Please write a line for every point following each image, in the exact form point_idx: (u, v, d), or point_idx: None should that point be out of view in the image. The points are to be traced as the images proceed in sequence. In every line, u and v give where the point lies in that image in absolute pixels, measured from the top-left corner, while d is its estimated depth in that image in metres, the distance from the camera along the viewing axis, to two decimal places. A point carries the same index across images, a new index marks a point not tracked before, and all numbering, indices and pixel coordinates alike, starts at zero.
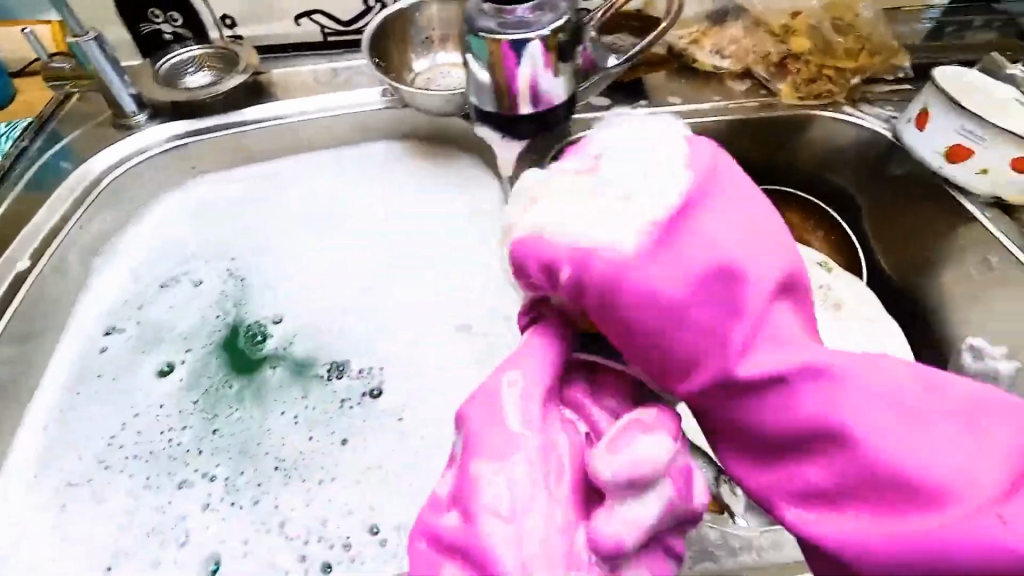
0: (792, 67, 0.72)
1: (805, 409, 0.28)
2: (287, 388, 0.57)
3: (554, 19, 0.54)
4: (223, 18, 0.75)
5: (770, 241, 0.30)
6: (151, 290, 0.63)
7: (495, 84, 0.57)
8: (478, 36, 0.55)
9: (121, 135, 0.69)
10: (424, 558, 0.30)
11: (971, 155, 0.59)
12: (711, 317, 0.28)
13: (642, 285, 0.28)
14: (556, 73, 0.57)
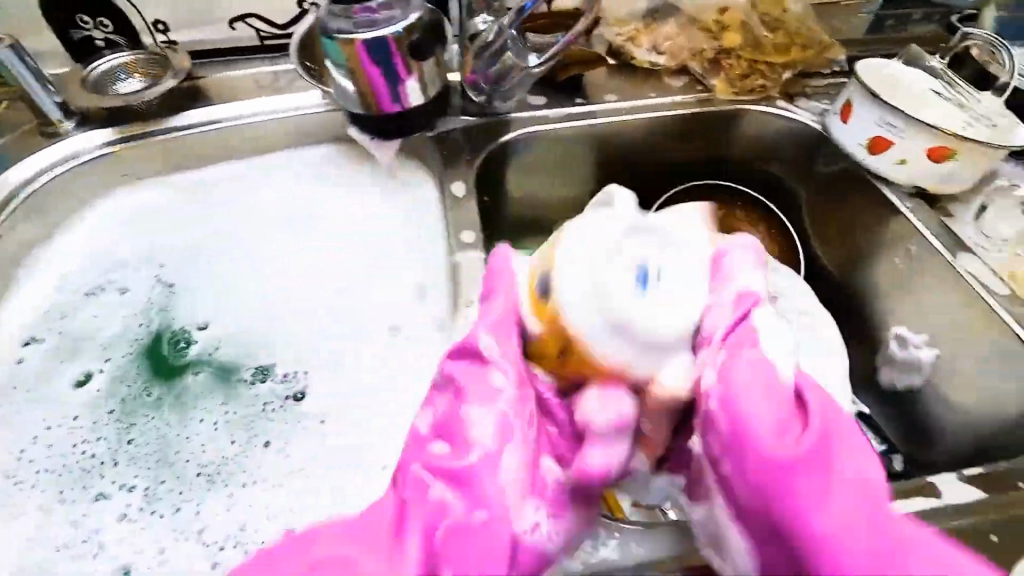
0: (724, 63, 0.72)
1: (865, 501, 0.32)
2: (212, 394, 0.58)
3: (403, 19, 0.58)
4: (155, 24, 0.74)
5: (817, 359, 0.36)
6: (76, 299, 0.63)
7: (360, 85, 0.61)
8: (332, 38, 0.58)
9: (46, 142, 0.67)
10: (414, 479, 0.38)
11: (891, 147, 0.60)
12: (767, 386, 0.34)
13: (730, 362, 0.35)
14: (412, 72, 0.62)
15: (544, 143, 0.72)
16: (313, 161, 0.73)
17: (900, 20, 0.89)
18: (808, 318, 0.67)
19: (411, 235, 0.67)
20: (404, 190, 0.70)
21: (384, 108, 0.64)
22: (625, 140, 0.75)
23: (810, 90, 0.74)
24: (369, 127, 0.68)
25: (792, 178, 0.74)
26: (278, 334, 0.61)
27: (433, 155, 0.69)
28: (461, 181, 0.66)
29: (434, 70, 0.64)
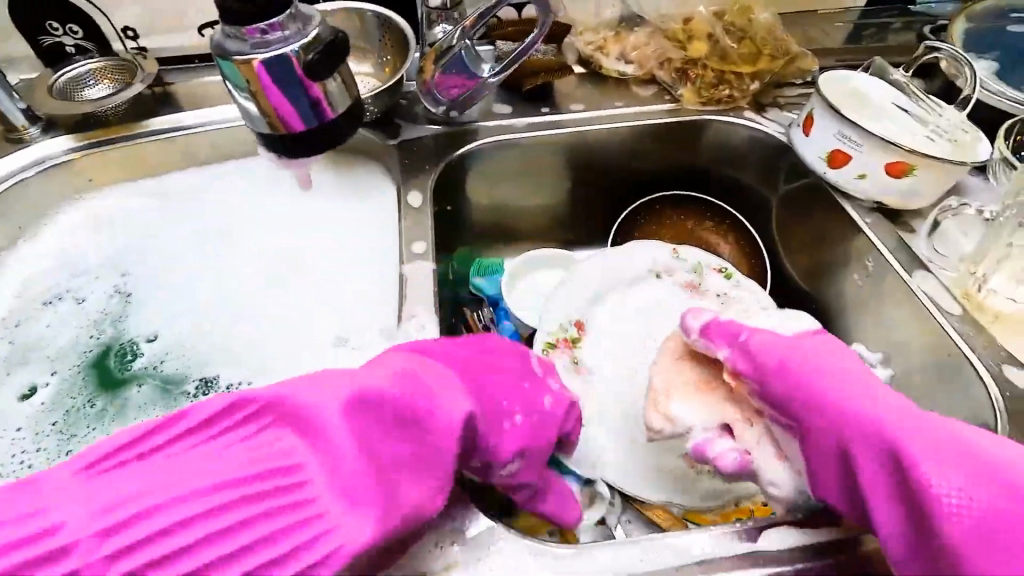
0: (692, 73, 0.72)
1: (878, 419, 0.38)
2: (143, 407, 0.60)
3: (303, 34, 0.45)
4: (125, 30, 0.76)
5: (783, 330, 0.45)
6: (32, 308, 0.64)
7: (266, 104, 0.48)
8: (227, 59, 0.46)
9: (13, 148, 0.67)
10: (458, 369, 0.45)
11: (848, 161, 0.58)
12: (770, 360, 0.43)
13: (763, 355, 0.44)
14: (329, 92, 0.49)
15: (508, 151, 0.72)
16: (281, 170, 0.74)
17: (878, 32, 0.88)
18: None
19: (376, 247, 0.68)
20: (368, 202, 0.71)
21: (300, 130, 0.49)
22: (592, 148, 0.74)
23: (782, 101, 0.73)
24: (269, 141, 0.51)
25: (760, 188, 0.74)
26: (239, 350, 0.63)
27: (396, 164, 0.69)
28: (421, 189, 0.66)
29: (346, 80, 0.51)
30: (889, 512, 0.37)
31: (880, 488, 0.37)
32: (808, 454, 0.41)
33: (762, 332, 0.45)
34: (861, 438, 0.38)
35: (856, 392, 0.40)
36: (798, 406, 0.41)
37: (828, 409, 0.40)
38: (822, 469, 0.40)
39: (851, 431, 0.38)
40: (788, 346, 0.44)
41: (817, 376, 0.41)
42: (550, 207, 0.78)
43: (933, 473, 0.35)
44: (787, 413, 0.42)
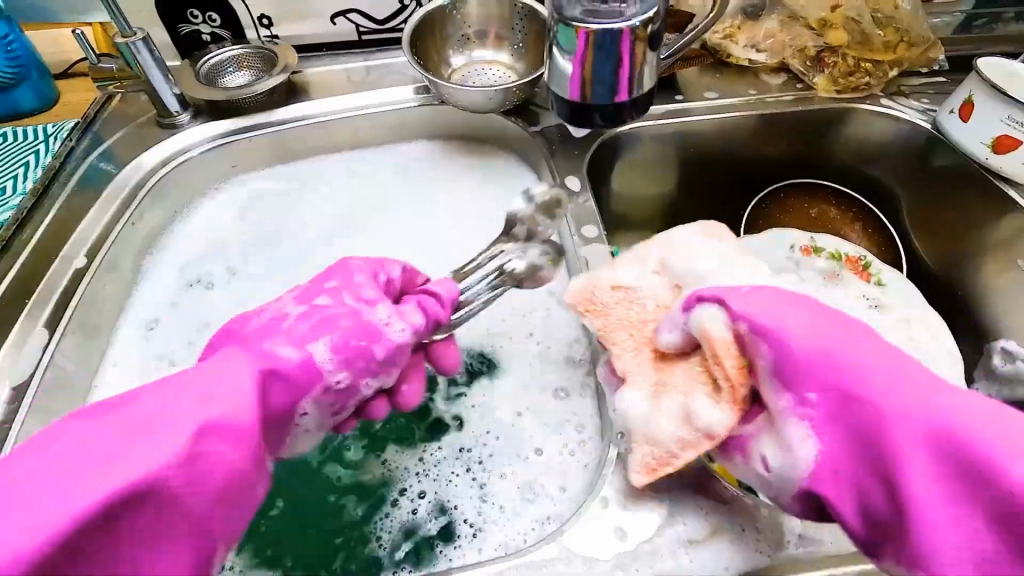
0: (828, 61, 0.72)
1: (910, 422, 0.34)
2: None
3: (644, 8, 0.43)
4: (261, 18, 0.75)
5: (796, 306, 0.39)
6: (179, 291, 0.63)
7: (579, 70, 0.46)
8: (565, 24, 0.44)
9: (165, 134, 0.69)
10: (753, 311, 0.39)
11: (1016, 146, 0.60)
12: (798, 349, 0.37)
13: (781, 346, 0.37)
14: (642, 68, 0.46)
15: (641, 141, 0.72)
16: (414, 159, 0.74)
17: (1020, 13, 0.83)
18: (915, 319, 0.67)
19: None
20: (503, 188, 0.71)
21: (592, 100, 0.47)
22: (724, 137, 0.74)
23: (907, 89, 0.73)
24: (564, 108, 0.49)
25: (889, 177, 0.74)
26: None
27: (536, 152, 0.70)
28: (573, 174, 0.66)
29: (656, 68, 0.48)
30: (953, 539, 0.32)
31: (952, 513, 0.33)
32: (828, 464, 0.36)
33: (798, 314, 0.38)
34: (923, 455, 0.34)
35: (945, 409, 0.35)
36: (848, 415, 0.36)
37: (920, 421, 0.34)
38: (856, 480, 0.36)
39: (929, 447, 0.34)
40: (827, 338, 0.37)
41: (880, 381, 0.36)
42: (672, 196, 0.78)
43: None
44: (830, 418, 0.36)
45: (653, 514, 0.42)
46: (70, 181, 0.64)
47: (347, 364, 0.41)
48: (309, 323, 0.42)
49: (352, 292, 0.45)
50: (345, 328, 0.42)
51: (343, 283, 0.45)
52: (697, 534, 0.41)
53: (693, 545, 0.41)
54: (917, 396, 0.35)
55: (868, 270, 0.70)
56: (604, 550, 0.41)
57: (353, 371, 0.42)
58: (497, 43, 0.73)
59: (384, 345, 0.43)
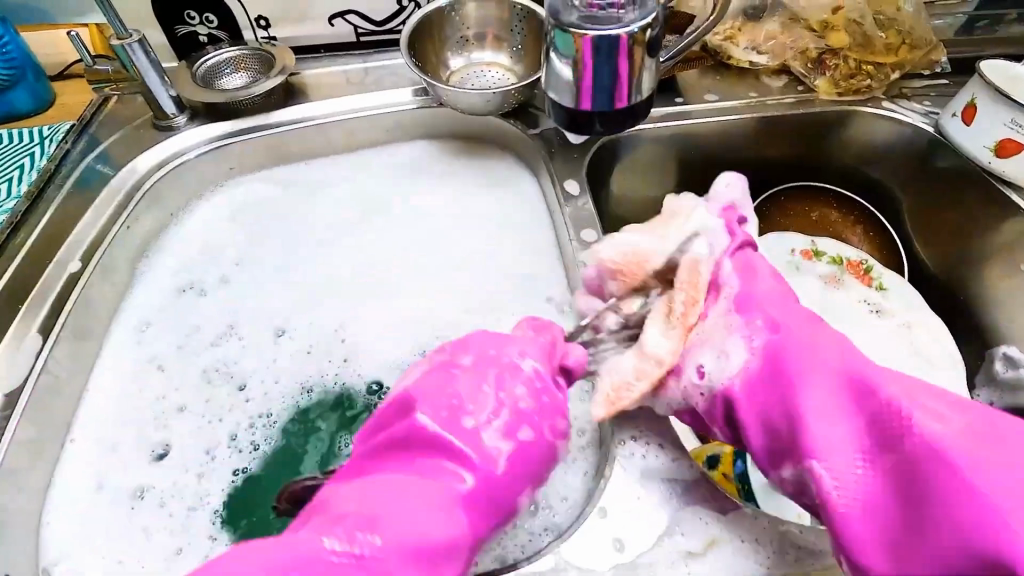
0: (830, 63, 0.71)
1: (830, 373, 0.40)
2: (287, 401, 0.57)
3: (641, 17, 0.43)
4: (258, 19, 0.74)
5: (768, 281, 0.46)
6: (175, 293, 0.63)
7: (577, 76, 0.45)
8: (562, 32, 0.44)
9: (161, 136, 0.69)
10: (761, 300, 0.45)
11: (1019, 150, 0.60)
12: (752, 303, 0.44)
13: (740, 298, 0.45)
14: (640, 74, 0.46)
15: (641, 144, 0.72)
16: (412, 161, 0.74)
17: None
18: (915, 324, 0.66)
19: (511, 235, 0.67)
20: (501, 191, 0.71)
21: (589, 107, 0.47)
22: (723, 139, 0.74)
23: (909, 92, 0.73)
24: (562, 114, 0.49)
25: (890, 180, 0.73)
26: (385, 339, 0.61)
27: (535, 155, 0.70)
28: (571, 178, 0.66)
29: (656, 74, 0.47)
30: (830, 446, 0.38)
31: (834, 427, 0.38)
32: (742, 380, 0.42)
33: (761, 275, 0.46)
34: (822, 376, 0.40)
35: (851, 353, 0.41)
36: (774, 364, 0.41)
37: (827, 353, 0.41)
38: (763, 397, 0.41)
39: (830, 372, 0.40)
40: (774, 292, 0.45)
41: (802, 324, 0.43)
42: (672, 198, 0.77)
43: (941, 438, 0.35)
44: (762, 367, 0.42)
45: (652, 523, 0.42)
46: (65, 184, 0.64)
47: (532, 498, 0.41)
48: (517, 450, 0.40)
49: (529, 409, 0.41)
50: (529, 456, 0.40)
51: (482, 355, 0.43)
52: (696, 544, 0.41)
53: (692, 557, 0.40)
54: (847, 358, 0.40)
55: (869, 274, 0.70)
56: (603, 560, 0.40)
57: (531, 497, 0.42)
58: (496, 45, 0.73)
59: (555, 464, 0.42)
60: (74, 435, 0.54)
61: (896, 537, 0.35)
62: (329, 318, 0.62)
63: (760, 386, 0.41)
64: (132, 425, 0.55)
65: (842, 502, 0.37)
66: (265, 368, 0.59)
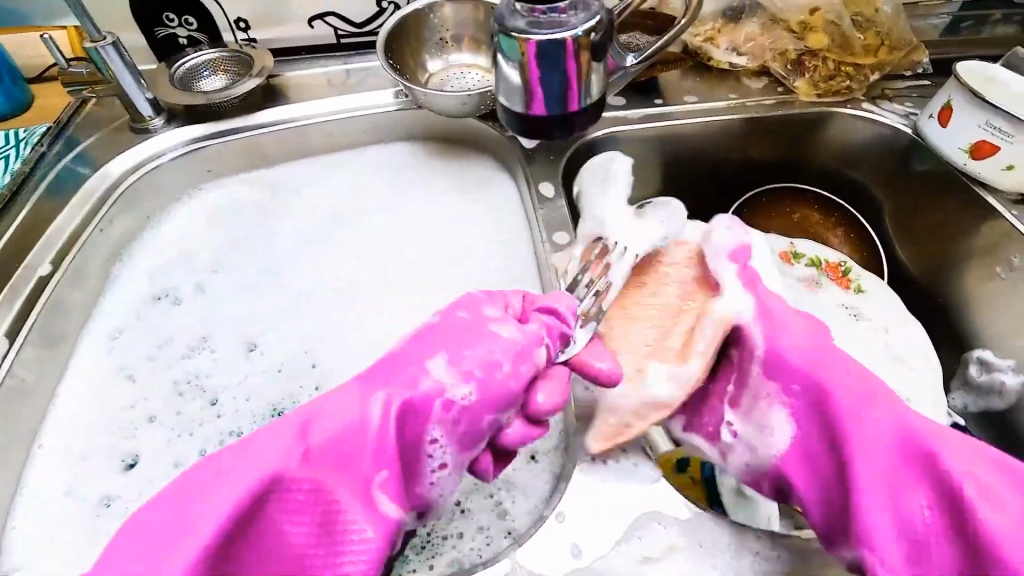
0: (809, 64, 0.71)
1: (874, 431, 0.39)
2: (257, 420, 0.56)
3: (587, 18, 0.43)
4: (237, 21, 0.74)
5: (808, 332, 0.45)
6: (149, 297, 0.63)
7: (523, 78, 0.45)
8: (508, 37, 0.43)
9: (137, 139, 0.69)
10: (798, 359, 0.43)
11: (995, 152, 0.60)
12: (804, 369, 0.43)
13: (785, 361, 0.43)
14: (587, 77, 0.46)
15: (622, 145, 0.72)
16: (392, 163, 0.74)
17: (1008, 14, 0.82)
18: (893, 329, 0.66)
19: (488, 238, 0.67)
20: (480, 192, 0.71)
21: (538, 112, 0.47)
22: (701, 140, 0.73)
23: (891, 92, 0.72)
24: (513, 120, 0.49)
25: (872, 184, 0.73)
26: (361, 342, 0.61)
27: (514, 156, 0.69)
28: (547, 180, 0.66)
29: (604, 75, 0.48)
30: (887, 537, 0.37)
31: (892, 513, 0.37)
32: (795, 458, 0.42)
33: (789, 323, 0.45)
34: (865, 455, 0.39)
35: (902, 422, 0.39)
36: (821, 422, 0.41)
37: (853, 388, 0.41)
38: (817, 475, 0.41)
39: (866, 438, 0.39)
40: (813, 341, 0.44)
41: (829, 362, 0.43)
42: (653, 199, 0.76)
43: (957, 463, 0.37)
44: (810, 428, 0.42)
45: (610, 528, 0.42)
46: (38, 188, 0.64)
47: (469, 398, 0.39)
48: (433, 337, 0.41)
49: (465, 314, 0.43)
50: (453, 343, 0.41)
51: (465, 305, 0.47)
52: (652, 549, 0.41)
53: (647, 562, 0.40)
54: (883, 407, 0.40)
55: (847, 277, 0.70)
56: (559, 565, 0.40)
57: (480, 395, 0.39)
58: (474, 47, 0.73)
59: (501, 359, 0.40)
60: (43, 438, 0.54)
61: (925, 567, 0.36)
62: (304, 324, 0.62)
63: (814, 459, 0.41)
64: (102, 431, 0.55)
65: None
66: (236, 384, 0.58)
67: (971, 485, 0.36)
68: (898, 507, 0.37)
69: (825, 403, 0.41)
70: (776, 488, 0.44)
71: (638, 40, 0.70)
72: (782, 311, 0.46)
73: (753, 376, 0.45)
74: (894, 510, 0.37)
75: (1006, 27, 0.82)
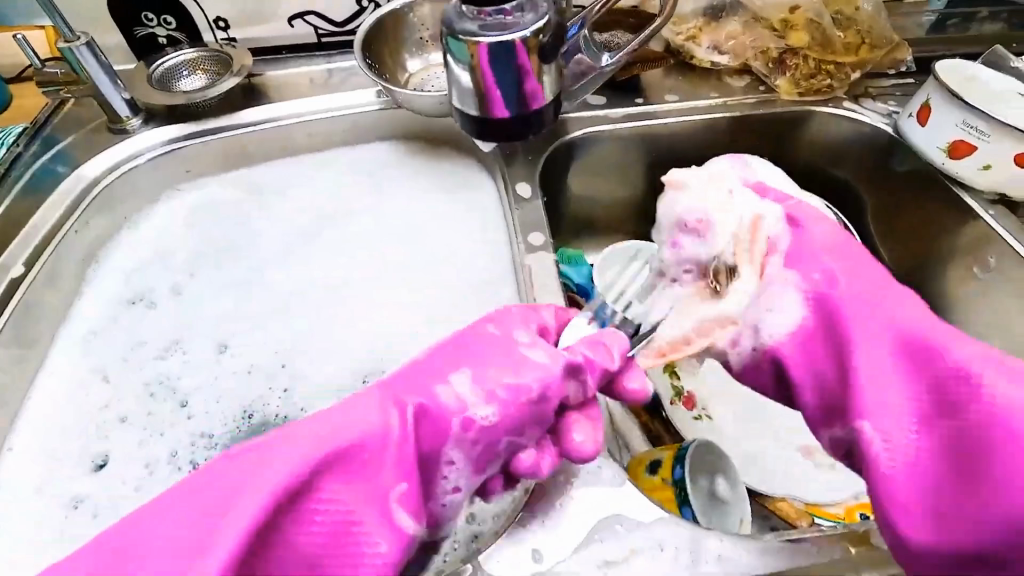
0: (790, 63, 0.70)
1: (882, 313, 0.41)
2: (228, 423, 0.56)
3: (536, 19, 0.43)
4: (216, 21, 0.74)
5: (831, 227, 0.48)
6: (125, 298, 0.63)
7: (474, 80, 0.45)
8: (456, 38, 0.43)
9: (113, 140, 0.68)
10: (813, 244, 0.47)
11: (973, 151, 0.59)
12: (820, 256, 0.46)
13: (801, 249, 0.47)
14: (539, 79, 0.46)
15: (603, 145, 0.71)
16: (372, 163, 0.74)
17: (994, 12, 0.81)
18: None
19: (466, 239, 0.67)
20: (461, 193, 0.71)
21: (498, 115, 0.47)
22: (683, 139, 0.73)
23: (875, 91, 0.72)
24: (469, 121, 0.49)
25: (855, 183, 0.72)
26: (337, 345, 0.60)
27: (492, 155, 0.69)
28: (524, 180, 0.66)
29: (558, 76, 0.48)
30: (883, 413, 0.38)
31: (893, 393, 0.39)
32: (797, 339, 0.44)
33: (816, 218, 0.49)
34: (876, 337, 0.40)
35: (921, 314, 0.41)
36: (827, 306, 0.43)
37: (866, 278, 0.44)
38: (812, 355, 0.43)
39: (871, 319, 0.41)
40: (835, 237, 0.47)
41: (848, 253, 0.46)
42: (636, 199, 0.76)
43: (964, 352, 0.38)
44: (816, 307, 0.44)
45: (572, 531, 0.42)
46: (15, 188, 0.64)
47: (505, 418, 0.38)
48: (457, 350, 0.41)
49: (491, 332, 0.42)
50: (476, 356, 0.40)
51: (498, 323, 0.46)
52: (614, 554, 0.40)
53: (607, 566, 0.40)
54: (894, 297, 0.42)
55: None
56: (519, 569, 0.40)
57: (505, 406, 0.38)
58: None
59: (535, 382, 0.39)
60: (14, 440, 0.54)
61: (922, 444, 0.37)
62: (281, 325, 0.62)
63: (814, 336, 0.43)
64: (74, 433, 0.54)
65: (892, 470, 0.37)
66: (207, 387, 0.58)
67: (982, 377, 0.36)
68: (892, 380, 0.39)
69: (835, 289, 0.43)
70: (774, 370, 0.45)
71: (618, 38, 0.70)
72: (815, 212, 0.49)
73: (772, 268, 0.47)
74: (888, 381, 0.39)
75: (992, 24, 0.81)
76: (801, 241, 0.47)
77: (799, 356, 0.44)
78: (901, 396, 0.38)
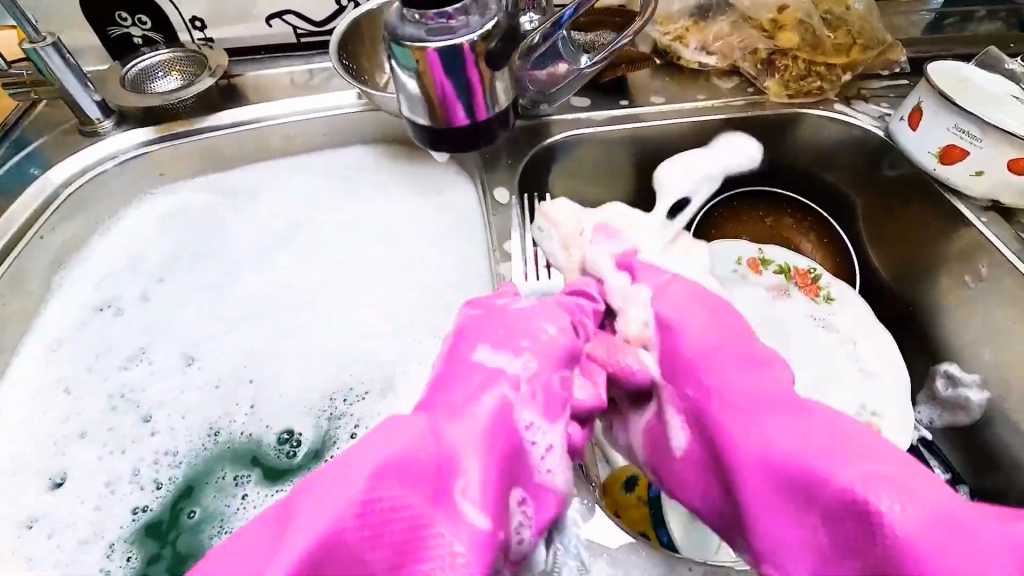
0: (779, 64, 0.68)
1: (747, 425, 0.35)
2: (193, 440, 0.55)
3: (482, 22, 0.41)
4: (192, 20, 0.72)
5: (706, 306, 0.43)
6: (93, 306, 0.61)
7: (422, 87, 0.44)
8: (398, 44, 0.41)
9: (84, 143, 0.67)
10: (672, 329, 0.42)
11: (966, 156, 0.57)
12: (682, 347, 0.41)
13: (663, 339, 0.42)
14: (490, 87, 0.45)
15: (586, 147, 0.69)
16: (351, 166, 0.72)
17: (992, 11, 0.79)
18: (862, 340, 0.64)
19: (443, 244, 0.65)
20: (438, 196, 0.69)
21: (453, 122, 0.46)
22: (668, 144, 0.71)
23: (867, 93, 0.70)
24: (420, 130, 0.47)
25: (846, 187, 0.70)
26: (307, 355, 0.59)
27: (471, 158, 0.67)
28: (504, 186, 0.65)
29: (512, 80, 0.47)
30: (788, 552, 0.32)
31: (790, 528, 0.32)
32: (679, 459, 0.39)
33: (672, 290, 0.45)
34: (752, 462, 0.34)
35: (792, 421, 0.34)
36: (699, 418, 0.38)
37: (726, 376, 0.38)
38: (700, 474, 0.38)
39: (746, 437, 0.35)
40: (711, 331, 0.41)
41: (721, 341, 0.40)
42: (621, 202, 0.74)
43: (840, 465, 0.31)
44: (689, 415, 0.39)
45: None
46: None
47: (540, 385, 0.38)
48: (464, 337, 0.40)
49: (482, 314, 0.42)
50: (483, 333, 0.40)
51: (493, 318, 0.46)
52: None
53: None
54: (763, 396, 0.37)
55: (817, 285, 0.67)
56: None
57: (540, 360, 0.39)
58: None
59: (559, 345, 0.40)
60: None
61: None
62: (253, 334, 0.60)
63: (695, 448, 0.38)
64: (37, 447, 0.53)
65: None
66: (172, 400, 0.57)
67: (870, 498, 0.29)
68: (779, 511, 0.33)
69: (701, 392, 0.38)
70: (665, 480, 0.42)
71: (602, 39, 0.68)
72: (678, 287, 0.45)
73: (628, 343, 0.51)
74: (781, 518, 0.32)
75: (990, 24, 0.79)
76: (659, 328, 0.43)
77: (685, 476, 0.39)
78: (792, 528, 0.32)
